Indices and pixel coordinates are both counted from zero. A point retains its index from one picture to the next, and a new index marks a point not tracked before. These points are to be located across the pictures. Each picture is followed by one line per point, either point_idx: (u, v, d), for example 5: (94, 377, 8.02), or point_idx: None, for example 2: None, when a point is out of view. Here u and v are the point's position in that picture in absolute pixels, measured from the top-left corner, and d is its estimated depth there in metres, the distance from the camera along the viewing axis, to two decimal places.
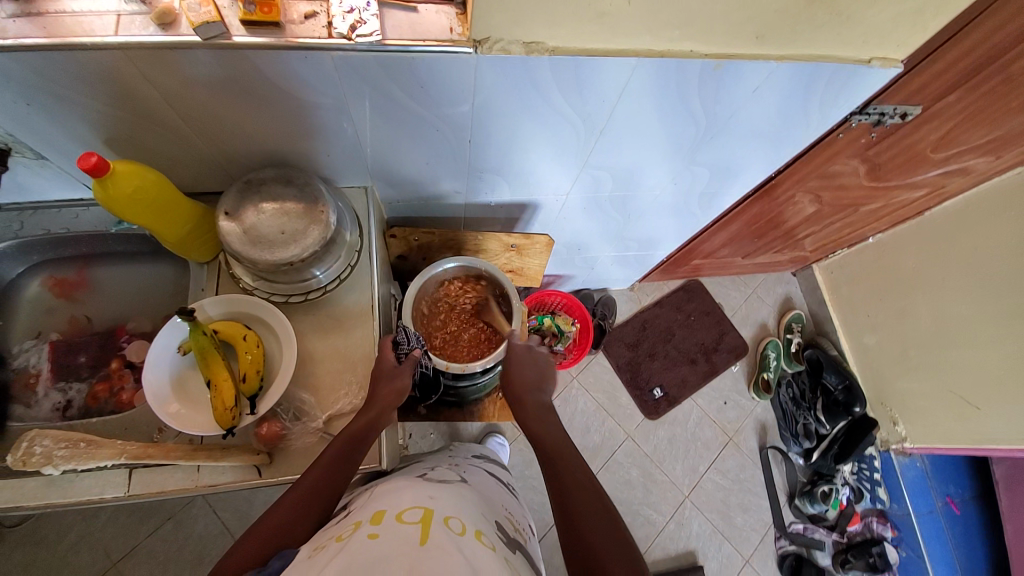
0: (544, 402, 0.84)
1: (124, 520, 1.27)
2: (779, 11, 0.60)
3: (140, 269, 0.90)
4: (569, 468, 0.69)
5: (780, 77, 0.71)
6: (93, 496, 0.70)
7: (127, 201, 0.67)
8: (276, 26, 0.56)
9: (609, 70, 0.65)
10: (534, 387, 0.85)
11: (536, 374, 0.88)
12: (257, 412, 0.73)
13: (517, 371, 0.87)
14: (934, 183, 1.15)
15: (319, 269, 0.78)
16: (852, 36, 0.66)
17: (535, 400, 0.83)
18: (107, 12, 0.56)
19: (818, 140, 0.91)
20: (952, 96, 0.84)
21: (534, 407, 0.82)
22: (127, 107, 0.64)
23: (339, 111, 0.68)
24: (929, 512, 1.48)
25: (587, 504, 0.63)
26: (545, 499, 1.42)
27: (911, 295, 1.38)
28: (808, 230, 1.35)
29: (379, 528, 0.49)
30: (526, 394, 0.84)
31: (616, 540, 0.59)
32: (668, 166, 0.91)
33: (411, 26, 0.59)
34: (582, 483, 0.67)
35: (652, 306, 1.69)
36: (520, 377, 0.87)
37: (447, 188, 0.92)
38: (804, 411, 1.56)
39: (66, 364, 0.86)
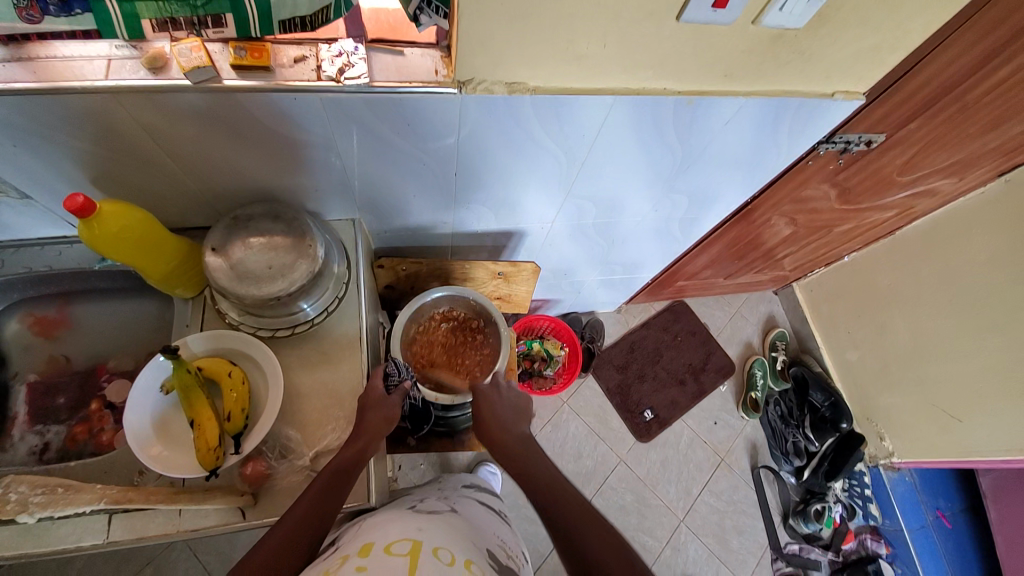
0: (520, 434, 0.82)
1: (99, 567, 1.21)
2: (747, 50, 0.64)
3: (122, 306, 0.89)
4: (565, 498, 0.68)
5: (751, 111, 0.75)
6: (70, 544, 0.67)
7: (113, 240, 0.67)
8: (265, 70, 0.58)
9: (588, 107, 0.68)
10: (508, 424, 0.83)
11: (510, 409, 0.85)
12: (242, 452, 0.71)
13: (490, 410, 0.85)
14: (902, 205, 1.20)
15: (307, 302, 0.78)
16: (814, 72, 0.70)
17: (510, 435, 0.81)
18: (97, 56, 0.57)
19: (790, 167, 0.95)
20: (912, 125, 0.89)
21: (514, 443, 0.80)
22: (114, 146, 0.65)
23: (328, 147, 0.70)
24: (921, 526, 1.50)
25: (590, 533, 0.63)
26: (538, 529, 1.40)
27: (889, 312, 1.42)
28: (787, 250, 1.39)
29: (367, 561, 0.48)
30: (501, 429, 0.82)
31: (627, 562, 0.59)
32: (649, 193, 0.94)
33: (398, 68, 0.61)
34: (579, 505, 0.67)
35: (639, 328, 1.70)
36: (490, 414, 0.85)
37: (432, 218, 0.93)
38: (793, 430, 1.57)
39: (45, 405, 0.84)
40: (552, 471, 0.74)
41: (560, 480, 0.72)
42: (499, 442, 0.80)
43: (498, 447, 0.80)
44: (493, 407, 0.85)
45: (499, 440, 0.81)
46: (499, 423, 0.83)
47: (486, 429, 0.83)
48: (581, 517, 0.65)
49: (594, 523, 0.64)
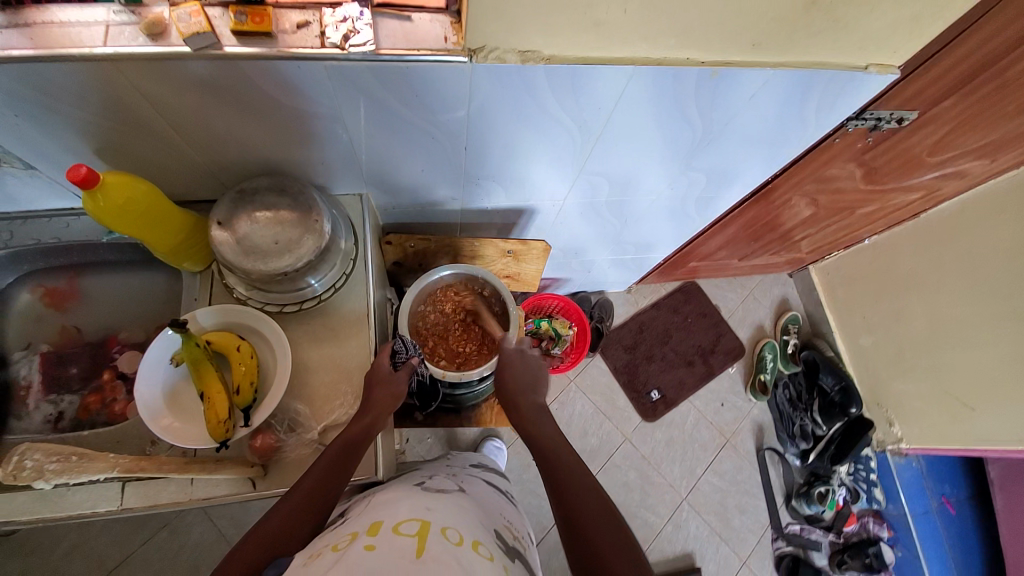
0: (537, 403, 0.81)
1: (118, 529, 1.26)
2: (777, 18, 0.60)
3: (130, 279, 0.89)
4: (572, 469, 0.68)
5: (777, 85, 0.71)
6: (85, 510, 0.69)
7: (118, 213, 0.66)
8: (268, 36, 0.56)
9: (605, 79, 0.65)
10: (527, 388, 0.83)
11: (529, 376, 0.85)
12: (251, 425, 0.72)
13: (512, 375, 0.85)
14: (930, 186, 1.15)
15: (314, 278, 0.77)
16: (848, 43, 0.66)
17: (530, 402, 0.80)
18: (94, 22, 0.55)
19: (815, 145, 0.91)
20: (949, 101, 0.84)
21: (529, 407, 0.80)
22: (117, 116, 0.63)
23: (333, 118, 0.67)
24: (924, 512, 1.49)
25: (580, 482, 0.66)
26: (542, 503, 1.42)
27: (908, 297, 1.38)
28: (805, 232, 1.35)
29: (376, 540, 0.48)
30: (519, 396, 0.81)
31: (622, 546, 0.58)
32: (664, 171, 0.91)
33: (405, 35, 0.58)
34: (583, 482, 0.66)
35: (649, 308, 1.68)
36: (514, 380, 0.84)
37: (442, 194, 0.91)
38: (801, 413, 1.57)
39: (58, 375, 0.85)
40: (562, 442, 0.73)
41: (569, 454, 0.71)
42: (517, 409, 0.80)
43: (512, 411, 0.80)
44: (517, 373, 0.85)
45: (513, 404, 0.81)
46: (518, 386, 0.83)
47: (506, 391, 0.83)
48: (585, 491, 0.64)
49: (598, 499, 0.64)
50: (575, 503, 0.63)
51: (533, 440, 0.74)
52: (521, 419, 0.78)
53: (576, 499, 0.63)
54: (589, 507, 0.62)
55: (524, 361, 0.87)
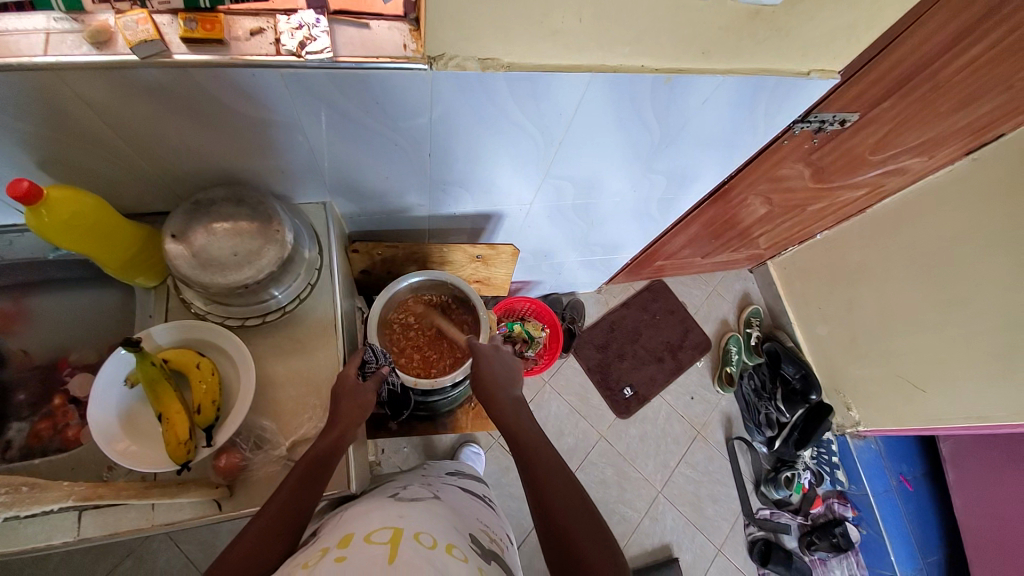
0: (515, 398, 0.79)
1: (76, 562, 1.19)
2: (725, 27, 0.63)
3: (80, 297, 0.84)
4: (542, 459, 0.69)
5: (728, 89, 0.74)
6: (38, 543, 0.65)
7: (63, 228, 0.63)
8: (219, 43, 0.54)
9: (564, 85, 0.66)
10: (504, 382, 0.81)
11: (506, 370, 0.83)
12: (213, 445, 0.69)
13: (486, 367, 0.82)
14: (873, 183, 1.22)
15: (277, 289, 0.75)
16: (791, 50, 0.69)
17: (507, 395, 0.79)
18: (33, 29, 0.52)
19: (766, 146, 0.95)
20: (886, 103, 0.89)
21: (505, 402, 0.78)
22: (61, 127, 0.61)
23: (293, 126, 0.67)
24: (885, 491, 1.59)
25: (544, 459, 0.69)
26: (522, 505, 1.43)
27: (859, 288, 1.46)
28: (763, 229, 1.40)
29: (347, 551, 0.48)
30: (495, 391, 0.79)
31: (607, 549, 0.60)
32: (627, 173, 0.93)
33: (364, 43, 0.58)
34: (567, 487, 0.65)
35: (619, 307, 1.72)
36: (488, 372, 0.82)
37: (406, 201, 0.90)
38: (766, 402, 1.61)
39: (2, 402, 0.79)
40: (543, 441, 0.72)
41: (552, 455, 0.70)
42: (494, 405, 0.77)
43: (489, 405, 0.78)
44: (491, 367, 0.82)
45: (492, 398, 0.78)
46: (494, 381, 0.80)
47: (481, 385, 0.80)
48: (567, 495, 0.65)
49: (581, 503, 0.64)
50: (551, 503, 0.64)
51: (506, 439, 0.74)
52: (500, 415, 0.76)
53: (558, 504, 0.63)
54: (575, 515, 0.62)
55: (500, 356, 0.85)
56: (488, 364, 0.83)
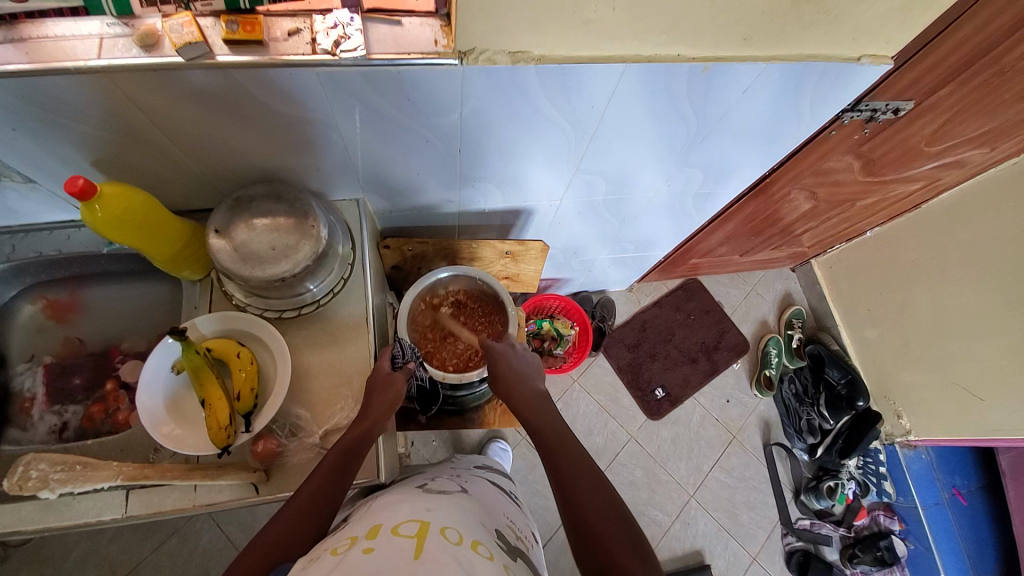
0: (538, 391, 0.81)
1: (128, 538, 1.27)
2: (767, 12, 0.60)
3: (131, 289, 0.89)
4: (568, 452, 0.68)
5: (770, 78, 0.70)
6: (91, 518, 0.70)
7: (116, 222, 0.67)
8: (259, 44, 0.56)
9: (596, 77, 0.65)
10: (525, 376, 0.83)
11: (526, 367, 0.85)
12: (252, 429, 0.72)
13: (503, 365, 0.84)
14: (929, 176, 1.14)
15: (312, 283, 0.78)
16: (840, 35, 0.65)
17: (527, 388, 0.81)
18: (88, 35, 0.56)
19: (812, 137, 0.90)
20: (945, 90, 0.83)
21: (528, 394, 0.80)
22: (115, 128, 0.64)
23: (328, 125, 0.68)
24: (935, 504, 1.48)
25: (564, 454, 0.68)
26: (548, 503, 1.42)
27: (912, 288, 1.37)
28: (806, 226, 1.34)
29: (374, 542, 0.49)
30: (519, 385, 0.81)
31: (631, 546, 0.57)
32: (660, 168, 0.91)
33: (396, 40, 0.58)
34: (589, 476, 0.65)
35: (651, 306, 1.68)
36: (507, 371, 0.83)
37: (438, 197, 0.91)
38: (808, 407, 1.55)
39: (62, 386, 0.85)
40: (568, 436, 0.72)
41: (575, 448, 0.70)
42: (517, 397, 0.79)
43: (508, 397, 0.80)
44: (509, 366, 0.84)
45: (510, 391, 0.81)
46: (516, 377, 0.82)
47: (501, 382, 0.82)
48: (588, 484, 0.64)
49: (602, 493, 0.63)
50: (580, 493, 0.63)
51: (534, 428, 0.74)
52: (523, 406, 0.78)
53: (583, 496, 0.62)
54: (596, 507, 0.61)
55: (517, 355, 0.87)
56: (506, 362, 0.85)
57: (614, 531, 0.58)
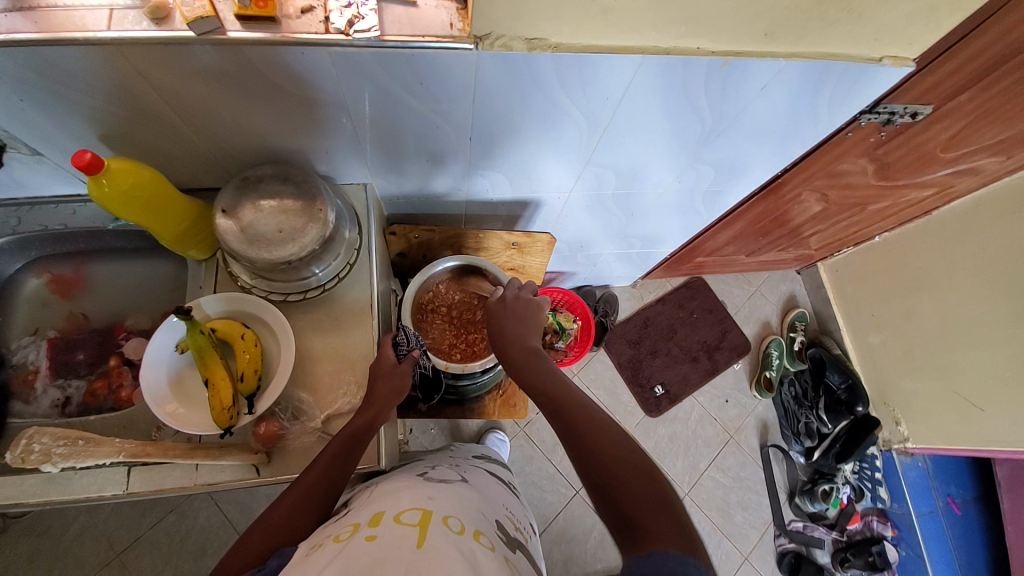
0: (532, 346, 0.78)
1: (126, 513, 1.28)
2: (790, 7, 0.59)
3: (136, 266, 0.89)
4: (582, 414, 0.63)
5: (789, 76, 0.69)
6: (93, 493, 0.70)
7: (123, 199, 0.66)
8: (272, 21, 0.55)
9: (612, 68, 0.64)
10: (520, 335, 0.80)
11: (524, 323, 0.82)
12: (255, 412, 0.72)
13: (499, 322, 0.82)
14: (943, 183, 1.13)
15: (318, 267, 0.77)
16: (863, 34, 0.64)
17: (523, 346, 0.78)
18: (99, 6, 0.55)
19: (827, 139, 0.89)
20: (965, 95, 0.82)
21: (525, 356, 0.76)
22: (124, 103, 0.63)
23: (339, 106, 0.67)
24: (930, 511, 1.48)
25: (581, 415, 0.63)
26: (544, 495, 1.43)
27: (918, 296, 1.36)
28: (814, 229, 1.33)
29: (377, 530, 0.49)
30: (512, 343, 0.78)
31: (659, 499, 0.52)
32: (671, 164, 0.90)
33: (411, 21, 0.57)
34: (602, 428, 0.60)
35: (654, 303, 1.67)
36: (502, 327, 0.81)
37: (446, 185, 0.90)
38: (806, 410, 1.55)
39: (66, 360, 0.85)
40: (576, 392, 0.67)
41: (584, 402, 0.66)
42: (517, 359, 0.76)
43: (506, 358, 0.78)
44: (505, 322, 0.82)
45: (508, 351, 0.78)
46: (510, 334, 0.80)
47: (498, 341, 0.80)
48: (606, 443, 0.58)
49: (614, 443, 0.58)
50: (599, 454, 0.57)
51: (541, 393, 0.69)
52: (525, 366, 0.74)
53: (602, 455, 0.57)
54: (619, 466, 0.55)
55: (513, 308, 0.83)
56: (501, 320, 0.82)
57: (640, 488, 0.53)
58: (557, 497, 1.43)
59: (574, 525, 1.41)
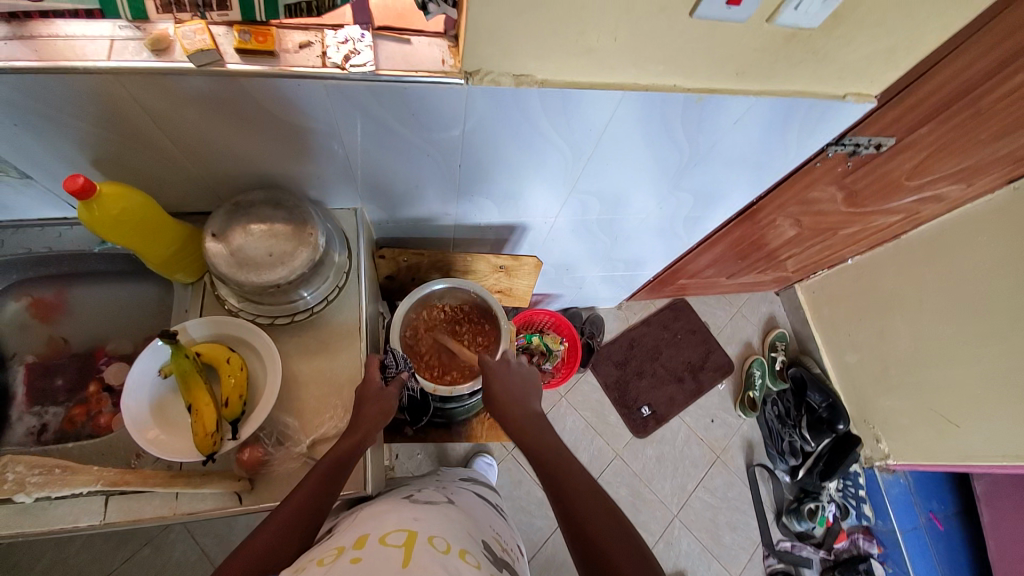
0: (530, 409, 0.79)
1: (98, 547, 1.23)
2: (759, 49, 0.63)
3: (120, 289, 0.88)
4: (566, 466, 0.69)
5: (761, 111, 0.74)
6: (67, 524, 0.67)
7: (113, 223, 0.66)
8: (270, 54, 0.57)
9: (595, 102, 0.67)
10: (518, 397, 0.80)
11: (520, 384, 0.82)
12: (239, 438, 0.71)
13: (498, 386, 0.81)
14: (909, 209, 1.19)
15: (307, 290, 0.78)
16: (827, 73, 0.69)
17: (522, 410, 0.78)
18: (99, 36, 0.56)
19: (798, 168, 0.94)
20: (924, 129, 0.88)
21: (520, 416, 0.77)
22: (118, 128, 0.64)
23: (332, 135, 0.69)
24: (913, 528, 1.52)
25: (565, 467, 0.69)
26: (532, 520, 1.41)
27: (891, 316, 1.41)
28: (791, 252, 1.38)
29: (362, 552, 0.48)
30: (511, 406, 0.79)
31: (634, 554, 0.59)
32: (653, 191, 0.93)
33: (404, 57, 0.60)
34: (587, 488, 0.66)
35: (639, 325, 1.70)
36: (502, 390, 0.81)
37: (436, 210, 0.92)
38: (789, 430, 1.58)
39: (44, 386, 0.83)
40: (570, 458, 0.71)
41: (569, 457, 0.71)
42: (511, 420, 0.77)
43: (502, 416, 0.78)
44: (504, 385, 0.81)
45: (505, 411, 0.79)
46: (510, 398, 0.80)
47: (495, 404, 0.80)
48: (588, 498, 0.65)
49: (608, 515, 0.63)
50: (582, 507, 0.64)
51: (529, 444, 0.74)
52: (518, 428, 0.76)
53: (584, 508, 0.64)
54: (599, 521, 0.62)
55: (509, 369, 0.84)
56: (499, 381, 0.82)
57: (617, 541, 0.60)
58: (545, 522, 1.41)
59: (563, 551, 1.39)
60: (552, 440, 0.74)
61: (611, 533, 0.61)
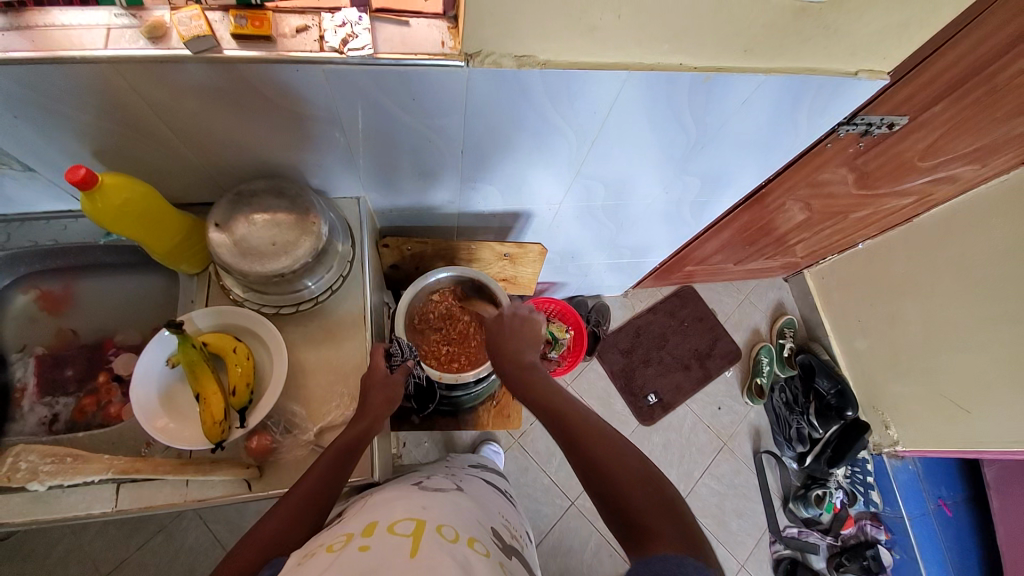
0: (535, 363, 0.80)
1: (113, 534, 1.26)
2: (768, 24, 0.61)
3: (126, 281, 0.89)
4: (578, 420, 0.67)
5: (769, 90, 0.72)
6: (81, 511, 0.69)
7: (115, 213, 0.66)
8: (267, 39, 0.56)
9: (599, 83, 0.66)
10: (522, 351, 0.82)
11: (523, 335, 0.84)
12: (247, 426, 0.72)
13: (504, 340, 0.84)
14: (922, 191, 1.16)
15: (311, 280, 0.77)
16: (838, 49, 0.67)
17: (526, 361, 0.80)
18: (96, 25, 0.56)
19: (808, 149, 0.92)
20: (938, 107, 0.85)
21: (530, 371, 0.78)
22: (118, 118, 0.64)
23: (332, 122, 0.68)
24: (921, 513, 1.51)
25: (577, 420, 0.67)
26: (539, 507, 1.42)
27: (902, 300, 1.39)
28: (800, 236, 1.36)
29: (370, 540, 0.48)
30: (516, 359, 0.81)
31: (658, 498, 0.57)
32: (659, 175, 0.92)
33: (403, 41, 0.59)
34: (603, 438, 0.64)
35: (646, 312, 1.69)
36: (505, 343, 0.83)
37: (439, 197, 0.91)
38: (797, 416, 1.55)
39: (54, 377, 0.84)
40: (584, 411, 0.69)
41: (582, 410, 0.69)
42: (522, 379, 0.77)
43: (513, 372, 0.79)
44: (506, 338, 0.84)
45: (516, 367, 0.80)
46: (514, 350, 0.82)
47: (501, 356, 0.82)
48: (606, 447, 0.62)
49: (625, 462, 0.61)
50: (599, 458, 0.61)
51: (540, 402, 0.73)
52: (529, 383, 0.76)
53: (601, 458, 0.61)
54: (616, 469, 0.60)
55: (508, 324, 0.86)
56: (502, 335, 0.84)
57: (639, 487, 0.58)
58: (552, 509, 1.42)
59: (570, 538, 1.40)
60: (564, 397, 0.73)
61: (630, 480, 0.58)
